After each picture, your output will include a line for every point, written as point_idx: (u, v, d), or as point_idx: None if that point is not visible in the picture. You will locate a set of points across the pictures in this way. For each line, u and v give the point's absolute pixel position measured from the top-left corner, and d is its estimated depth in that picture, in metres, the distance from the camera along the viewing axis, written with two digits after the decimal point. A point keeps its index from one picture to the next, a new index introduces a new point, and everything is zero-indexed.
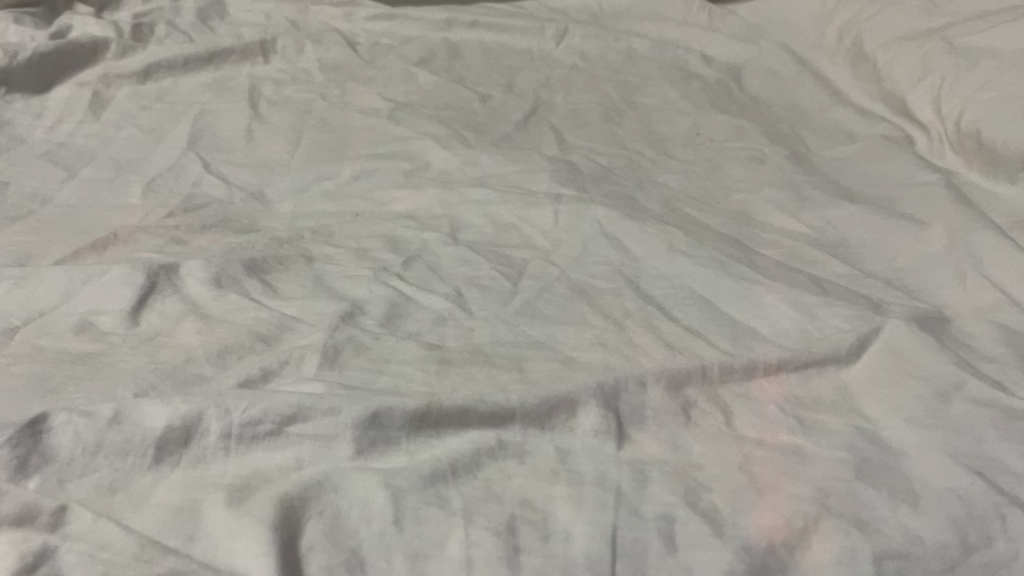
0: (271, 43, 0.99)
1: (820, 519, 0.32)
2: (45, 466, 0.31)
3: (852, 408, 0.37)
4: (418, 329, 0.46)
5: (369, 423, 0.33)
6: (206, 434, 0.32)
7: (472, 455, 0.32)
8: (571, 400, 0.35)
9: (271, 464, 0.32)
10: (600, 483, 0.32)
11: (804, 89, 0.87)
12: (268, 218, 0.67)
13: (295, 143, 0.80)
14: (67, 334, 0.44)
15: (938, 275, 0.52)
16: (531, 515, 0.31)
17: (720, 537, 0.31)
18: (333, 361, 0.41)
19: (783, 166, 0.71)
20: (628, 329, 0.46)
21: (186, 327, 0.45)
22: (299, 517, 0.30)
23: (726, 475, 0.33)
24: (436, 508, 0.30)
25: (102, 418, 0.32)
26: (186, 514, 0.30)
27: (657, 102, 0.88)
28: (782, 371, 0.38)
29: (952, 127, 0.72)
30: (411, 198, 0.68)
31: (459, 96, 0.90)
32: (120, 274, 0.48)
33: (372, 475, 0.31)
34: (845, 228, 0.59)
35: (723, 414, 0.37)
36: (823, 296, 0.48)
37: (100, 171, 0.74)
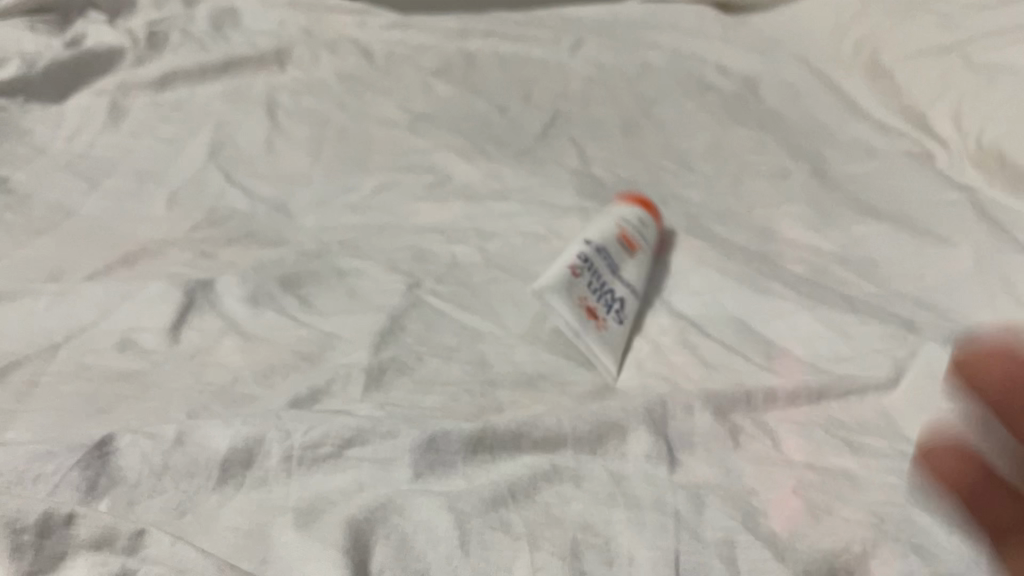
0: (287, 53, 1.00)
1: (879, 543, 0.30)
2: (114, 488, 0.31)
3: (897, 434, 0.38)
4: (455, 343, 0.46)
5: (426, 446, 0.33)
6: (267, 457, 0.32)
7: (530, 478, 0.32)
8: (621, 425, 0.35)
9: (332, 487, 0.31)
10: (659, 507, 0.31)
11: (820, 104, 0.89)
12: (295, 231, 0.67)
13: (317, 154, 0.80)
14: (109, 352, 0.44)
15: (969, 293, 0.52)
16: (595, 540, 0.30)
17: (782, 561, 0.29)
18: (378, 382, 0.41)
19: (805, 180, 0.72)
20: (665, 349, 0.46)
21: (229, 346, 0.45)
22: (368, 540, 0.29)
23: (779, 500, 0.33)
24: (501, 533, 0.30)
25: (166, 440, 0.32)
26: (256, 538, 0.29)
27: (674, 114, 0.89)
28: (824, 398, 0.39)
29: (973, 143, 0.73)
30: (436, 213, 0.69)
31: (477, 106, 0.91)
32: (157, 291, 0.49)
33: (436, 498, 0.31)
34: (872, 246, 0.59)
35: (771, 440, 0.37)
36: (856, 313, 0.48)
37: (122, 183, 0.74)
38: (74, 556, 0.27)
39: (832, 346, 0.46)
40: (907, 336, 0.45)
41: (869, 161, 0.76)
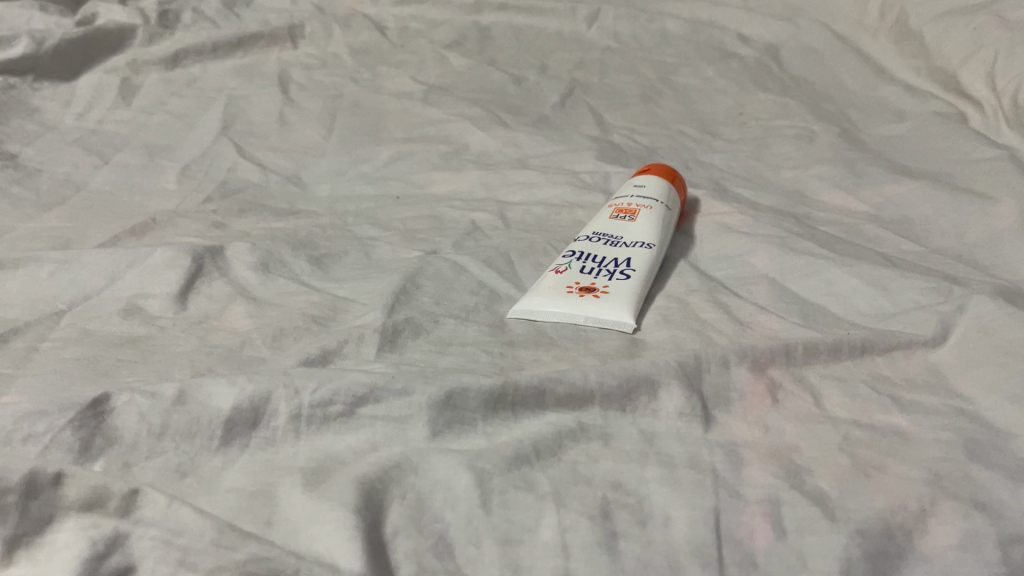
0: (299, 28, 0.98)
1: (936, 500, 0.27)
2: (110, 449, 0.29)
3: (945, 388, 0.35)
4: (473, 304, 0.44)
5: (443, 404, 0.31)
6: (275, 416, 0.30)
7: (554, 437, 0.30)
8: (652, 381, 0.33)
9: (344, 447, 0.29)
10: (694, 465, 0.29)
11: (847, 69, 0.86)
12: (308, 202, 0.65)
13: (329, 126, 0.78)
14: (114, 317, 0.42)
15: (1012, 248, 0.49)
16: (626, 499, 0.27)
17: (832, 520, 0.26)
18: (393, 343, 0.39)
19: (834, 142, 0.69)
20: (694, 306, 0.44)
21: (238, 310, 0.43)
22: (381, 499, 0.26)
23: (823, 457, 0.30)
24: (524, 492, 0.27)
25: (166, 399, 0.30)
26: (259, 499, 0.27)
27: (696, 82, 0.87)
28: (866, 353, 0.37)
29: (1008, 102, 0.70)
30: (453, 181, 0.67)
31: (492, 77, 0.88)
32: (165, 257, 0.47)
33: (454, 457, 0.28)
34: (908, 206, 0.57)
35: (812, 396, 0.34)
36: (896, 270, 0.45)
37: (133, 157, 0.72)
38: (63, 519, 0.25)
39: (870, 303, 0.43)
40: (950, 290, 0.42)
41: (899, 124, 0.73)
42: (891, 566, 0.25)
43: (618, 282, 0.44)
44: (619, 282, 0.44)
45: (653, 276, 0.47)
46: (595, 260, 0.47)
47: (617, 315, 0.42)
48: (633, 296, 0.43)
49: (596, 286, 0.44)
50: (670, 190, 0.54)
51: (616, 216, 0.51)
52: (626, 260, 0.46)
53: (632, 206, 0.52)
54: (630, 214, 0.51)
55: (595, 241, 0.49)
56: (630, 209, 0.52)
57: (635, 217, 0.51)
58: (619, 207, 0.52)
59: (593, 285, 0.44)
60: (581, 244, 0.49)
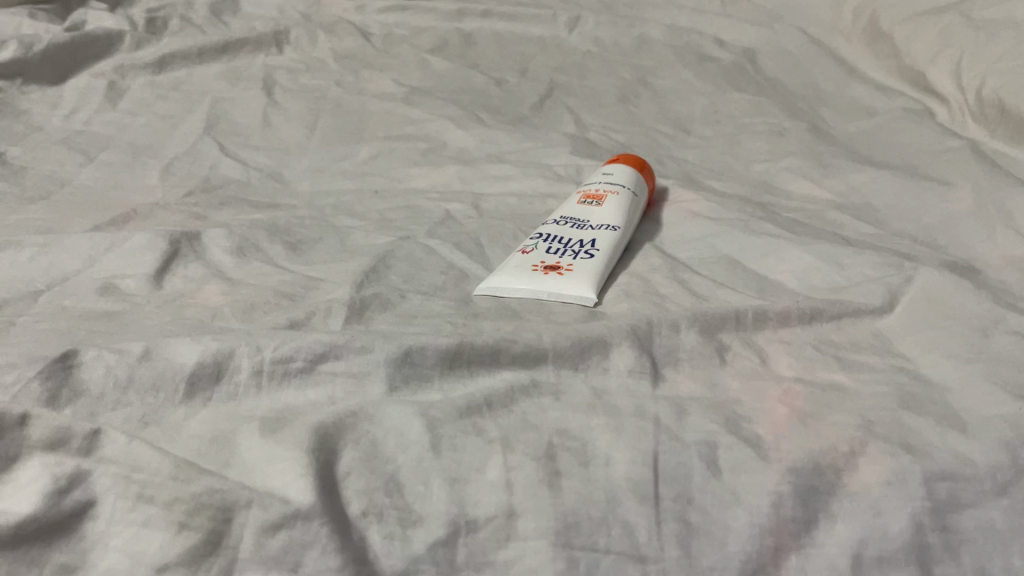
0: (285, 34, 1.00)
1: (867, 443, 0.28)
2: (77, 400, 0.30)
3: (890, 350, 0.36)
4: (441, 282, 0.46)
5: (401, 361, 0.32)
6: (238, 371, 0.31)
7: (506, 391, 0.31)
8: (604, 342, 0.34)
9: (303, 400, 0.31)
10: (639, 415, 0.30)
11: (820, 70, 0.88)
12: (287, 196, 0.67)
13: (312, 126, 0.80)
14: (92, 295, 0.44)
15: (966, 229, 0.50)
16: (571, 444, 0.29)
17: (765, 461, 0.28)
18: (360, 315, 0.41)
19: (802, 137, 0.71)
20: (654, 283, 0.45)
21: (212, 289, 0.45)
22: (335, 443, 0.28)
23: (764, 408, 0.31)
24: (473, 437, 0.28)
25: (133, 354, 0.31)
26: (219, 443, 0.28)
27: (672, 83, 0.89)
28: (816, 319, 0.38)
29: (973, 97, 0.72)
30: (430, 176, 0.69)
31: (473, 80, 0.90)
32: (142, 241, 0.49)
33: (408, 407, 0.30)
34: (869, 193, 0.58)
35: (759, 358, 0.35)
36: (851, 248, 0.46)
37: (118, 156, 0.74)
38: (28, 457, 0.26)
39: (824, 278, 0.44)
40: (901, 264, 0.43)
41: (868, 120, 0.75)
42: (820, 502, 0.27)
43: (581, 260, 0.46)
44: (583, 260, 0.46)
45: (617, 256, 0.48)
46: (560, 241, 0.48)
47: (579, 291, 0.43)
48: (595, 273, 0.45)
49: (560, 264, 0.45)
50: (638, 177, 0.56)
51: (584, 201, 0.53)
52: (590, 241, 0.48)
53: (599, 192, 0.54)
54: (597, 199, 0.53)
55: (563, 224, 0.50)
56: (597, 195, 0.53)
57: (601, 202, 0.52)
58: (587, 193, 0.54)
59: (557, 263, 0.45)
60: (549, 227, 0.50)
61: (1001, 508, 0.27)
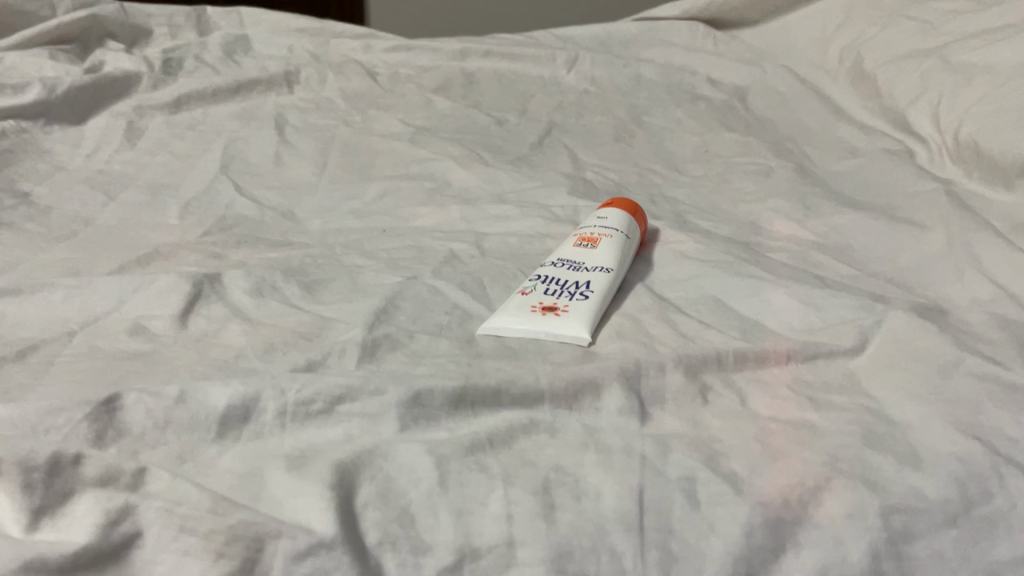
0: (295, 74, 1.05)
1: (831, 477, 0.32)
2: (119, 439, 0.33)
3: (858, 389, 0.39)
4: (446, 322, 0.49)
5: (411, 402, 0.35)
6: (264, 411, 0.34)
7: (507, 429, 0.35)
8: (596, 384, 0.37)
9: (323, 438, 0.34)
10: (627, 452, 0.33)
11: (808, 109, 0.92)
12: (300, 235, 0.70)
13: (321, 165, 0.84)
14: (123, 336, 0.47)
15: (939, 270, 0.54)
16: (566, 478, 0.32)
17: (739, 494, 0.31)
18: (372, 354, 0.44)
19: (789, 177, 0.75)
20: (644, 323, 0.48)
21: (233, 329, 0.48)
22: (354, 479, 0.31)
23: (740, 445, 0.34)
24: (477, 472, 0.32)
25: (169, 397, 0.34)
26: (249, 478, 0.31)
27: (666, 122, 0.93)
28: (792, 360, 0.41)
29: (951, 138, 0.75)
30: (435, 215, 0.72)
31: (476, 119, 0.94)
32: (167, 283, 0.52)
33: (418, 446, 0.33)
34: (850, 234, 0.62)
35: (738, 397, 0.39)
36: (828, 290, 0.50)
37: (138, 195, 0.78)
38: (82, 493, 0.29)
39: (802, 319, 0.48)
40: (874, 306, 0.47)
41: (852, 160, 0.79)
42: (787, 531, 0.30)
43: (577, 302, 0.49)
44: (579, 302, 0.49)
45: (611, 297, 0.52)
46: (558, 283, 0.51)
47: (575, 331, 0.47)
48: (590, 314, 0.48)
49: (557, 305, 0.49)
50: (631, 220, 0.59)
51: (580, 244, 0.56)
52: (585, 283, 0.51)
53: (594, 235, 0.57)
54: (593, 242, 0.56)
55: (560, 267, 0.54)
56: (593, 238, 0.57)
57: (596, 245, 0.56)
58: (583, 236, 0.57)
59: (555, 304, 0.49)
60: (547, 269, 0.54)
61: (949, 537, 0.30)
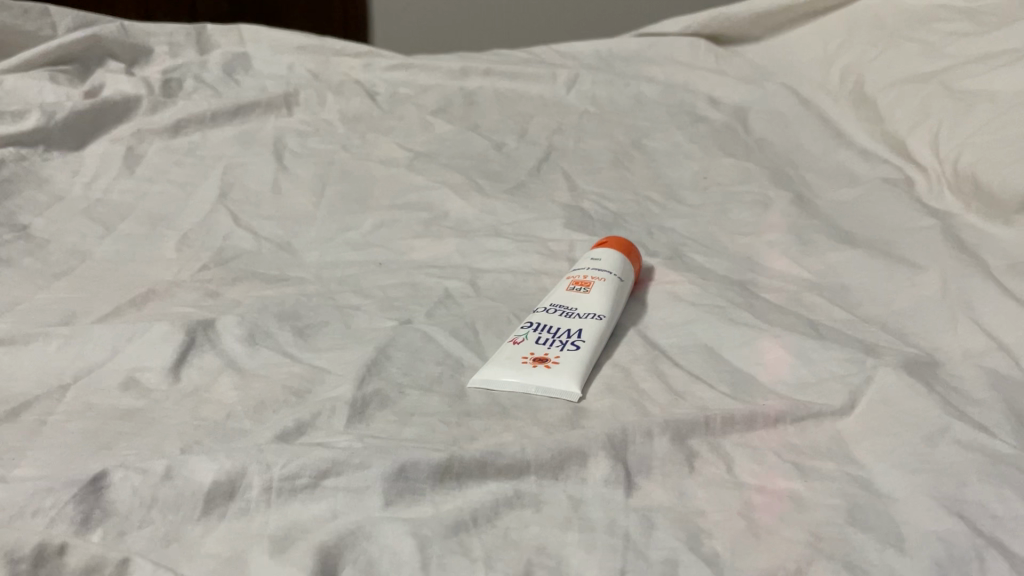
0: (295, 96, 1.05)
1: (812, 561, 0.32)
2: (106, 519, 0.33)
3: (845, 453, 0.39)
4: (437, 374, 0.49)
5: (396, 476, 0.36)
6: (249, 487, 0.35)
7: (492, 503, 0.35)
8: (582, 453, 0.37)
9: (308, 514, 0.34)
10: (611, 529, 0.34)
11: (807, 132, 0.91)
12: (297, 269, 0.71)
13: (319, 193, 0.84)
14: (116, 390, 0.47)
15: (932, 317, 0.54)
16: (547, 561, 0.32)
17: None
18: (362, 413, 0.44)
19: (786, 208, 0.75)
20: (635, 375, 0.48)
21: (225, 383, 0.48)
22: (335, 566, 0.31)
23: (724, 520, 0.35)
24: (459, 556, 0.32)
25: (155, 474, 0.35)
26: (232, 562, 0.32)
27: (665, 145, 0.93)
28: (780, 421, 0.41)
29: (950, 168, 0.75)
30: (431, 248, 0.72)
31: (475, 143, 0.94)
32: (162, 332, 0.52)
33: (401, 525, 0.33)
34: (845, 273, 0.61)
35: (724, 463, 0.39)
36: (820, 341, 0.50)
37: (136, 227, 0.78)
38: None
39: (792, 371, 0.48)
40: (865, 360, 0.47)
41: (850, 189, 0.78)
42: None
43: (568, 352, 0.49)
44: (570, 352, 0.49)
45: (602, 346, 0.52)
46: (550, 331, 0.52)
47: (565, 385, 0.47)
48: (580, 366, 0.48)
49: (548, 356, 0.49)
50: (625, 261, 0.59)
51: (573, 288, 0.56)
52: (577, 331, 0.51)
53: (587, 278, 0.57)
54: (585, 286, 0.56)
55: (552, 313, 0.54)
56: (585, 281, 0.57)
57: (589, 289, 0.56)
58: (576, 279, 0.57)
59: (546, 355, 0.49)
60: (539, 315, 0.54)
61: None
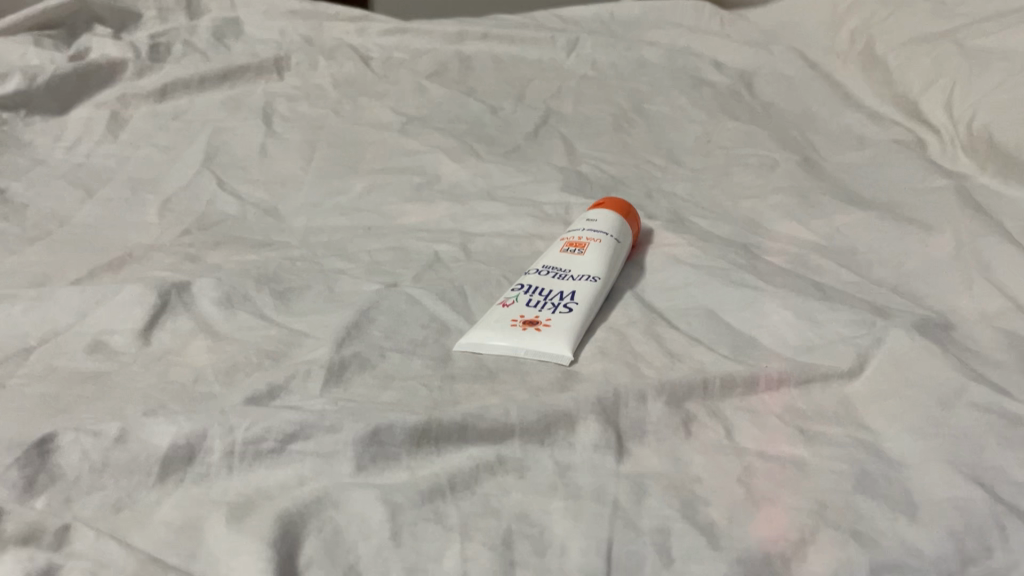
0: (285, 60, 1.01)
1: (817, 530, 0.29)
2: (52, 484, 0.31)
3: (853, 418, 0.37)
4: (422, 337, 0.47)
5: (369, 440, 0.33)
6: (210, 452, 0.32)
7: (472, 469, 0.32)
8: (570, 416, 0.35)
9: (272, 481, 0.32)
10: (599, 496, 0.31)
11: (815, 96, 0.88)
12: (282, 234, 0.68)
13: (308, 158, 0.81)
14: (81, 354, 0.45)
15: (945, 279, 0.51)
16: (529, 530, 0.30)
17: (716, 549, 0.29)
18: (339, 377, 0.42)
19: (792, 171, 0.72)
20: (630, 338, 0.46)
21: (197, 346, 0.46)
22: (298, 532, 0.29)
23: (722, 487, 0.32)
24: (433, 524, 0.29)
25: (108, 437, 0.32)
26: (187, 531, 0.29)
27: (667, 109, 0.90)
28: (783, 384, 0.39)
29: (963, 129, 0.72)
30: (422, 212, 0.70)
31: (470, 107, 0.91)
32: (133, 293, 0.50)
33: (371, 491, 0.30)
34: (854, 235, 0.59)
35: (723, 428, 0.36)
36: (826, 302, 0.47)
37: (118, 191, 0.75)
38: None
39: (797, 334, 0.45)
40: (874, 322, 0.44)
41: (859, 151, 0.75)
42: None
43: (560, 314, 0.46)
44: (562, 314, 0.46)
45: (597, 308, 0.49)
46: (541, 293, 0.49)
47: (556, 348, 0.44)
48: (572, 328, 0.45)
49: (539, 318, 0.46)
50: (622, 222, 0.56)
51: (567, 249, 0.54)
52: (570, 293, 0.48)
53: (582, 239, 0.54)
54: (580, 247, 0.53)
55: (545, 275, 0.51)
56: (580, 242, 0.54)
57: (584, 251, 0.53)
58: (571, 240, 0.54)
59: (536, 317, 0.46)
60: (531, 277, 0.51)
61: None
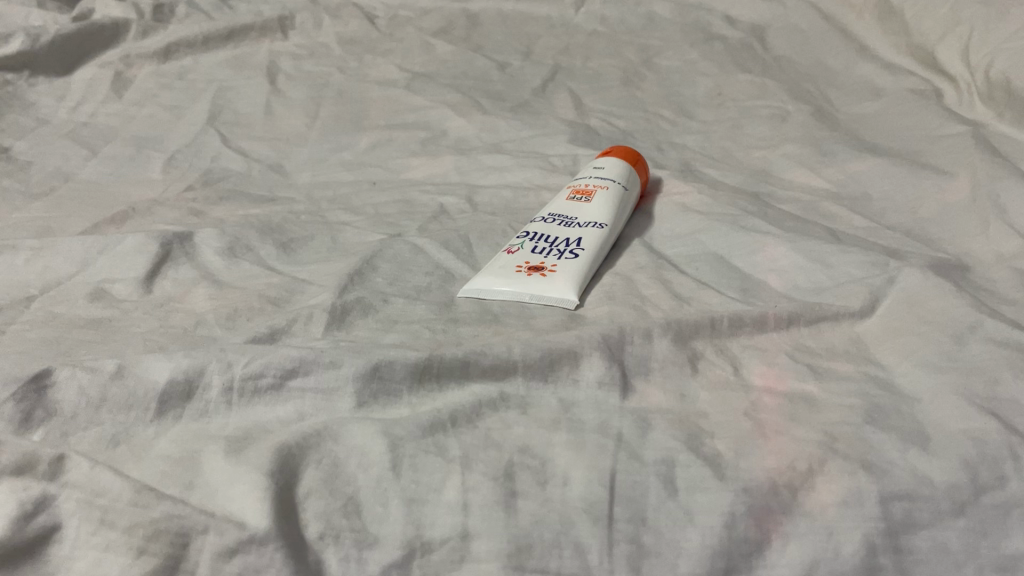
0: (290, 19, 1.00)
1: (825, 461, 0.29)
2: (49, 420, 0.32)
3: (865, 357, 0.36)
4: (426, 284, 0.46)
5: (370, 376, 0.32)
6: (208, 389, 0.32)
7: (473, 405, 0.32)
8: (574, 353, 0.34)
9: (272, 417, 0.32)
10: (602, 430, 0.30)
11: (828, 48, 0.86)
12: (286, 189, 0.67)
13: (313, 115, 0.80)
14: (82, 301, 0.45)
15: (960, 223, 0.50)
16: (530, 462, 0.29)
17: (722, 479, 0.28)
18: (342, 320, 0.41)
19: (804, 121, 0.70)
20: (637, 283, 0.45)
21: (199, 293, 0.45)
22: (297, 464, 0.28)
23: (728, 421, 0.31)
24: (434, 456, 0.29)
25: (105, 373, 0.33)
26: (186, 464, 0.29)
27: (677, 64, 0.88)
28: (793, 325, 0.38)
29: (981, 77, 0.70)
30: (427, 166, 0.69)
31: (476, 64, 0.90)
32: (134, 243, 0.49)
33: (371, 425, 0.30)
34: (868, 182, 0.57)
35: (732, 366, 0.36)
36: (838, 246, 0.46)
37: (121, 149, 0.75)
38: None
39: (808, 278, 0.44)
40: (887, 263, 0.43)
41: (874, 102, 0.73)
42: (772, 522, 0.27)
43: (565, 260, 0.45)
44: (567, 260, 0.45)
45: (604, 255, 0.48)
46: (547, 240, 0.48)
47: (561, 293, 0.43)
48: (578, 275, 0.44)
49: (544, 265, 0.45)
50: (630, 171, 0.55)
51: (573, 197, 0.52)
52: (576, 240, 0.48)
53: (589, 187, 0.53)
54: (586, 195, 0.52)
55: (550, 222, 0.50)
56: (587, 190, 0.53)
57: (590, 198, 0.52)
58: (577, 188, 0.53)
59: (541, 264, 0.45)
60: (537, 224, 0.50)
61: (956, 527, 0.27)
